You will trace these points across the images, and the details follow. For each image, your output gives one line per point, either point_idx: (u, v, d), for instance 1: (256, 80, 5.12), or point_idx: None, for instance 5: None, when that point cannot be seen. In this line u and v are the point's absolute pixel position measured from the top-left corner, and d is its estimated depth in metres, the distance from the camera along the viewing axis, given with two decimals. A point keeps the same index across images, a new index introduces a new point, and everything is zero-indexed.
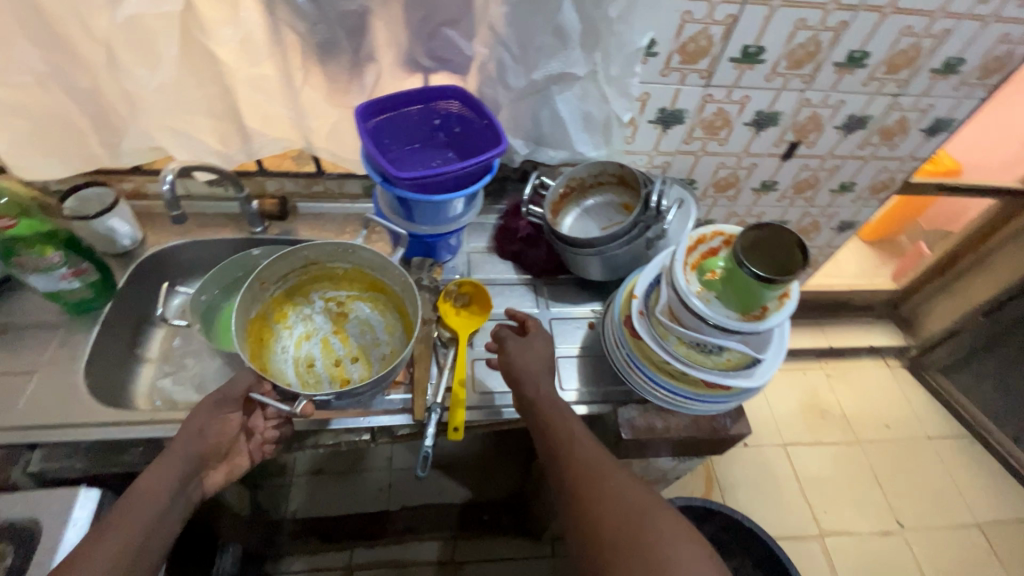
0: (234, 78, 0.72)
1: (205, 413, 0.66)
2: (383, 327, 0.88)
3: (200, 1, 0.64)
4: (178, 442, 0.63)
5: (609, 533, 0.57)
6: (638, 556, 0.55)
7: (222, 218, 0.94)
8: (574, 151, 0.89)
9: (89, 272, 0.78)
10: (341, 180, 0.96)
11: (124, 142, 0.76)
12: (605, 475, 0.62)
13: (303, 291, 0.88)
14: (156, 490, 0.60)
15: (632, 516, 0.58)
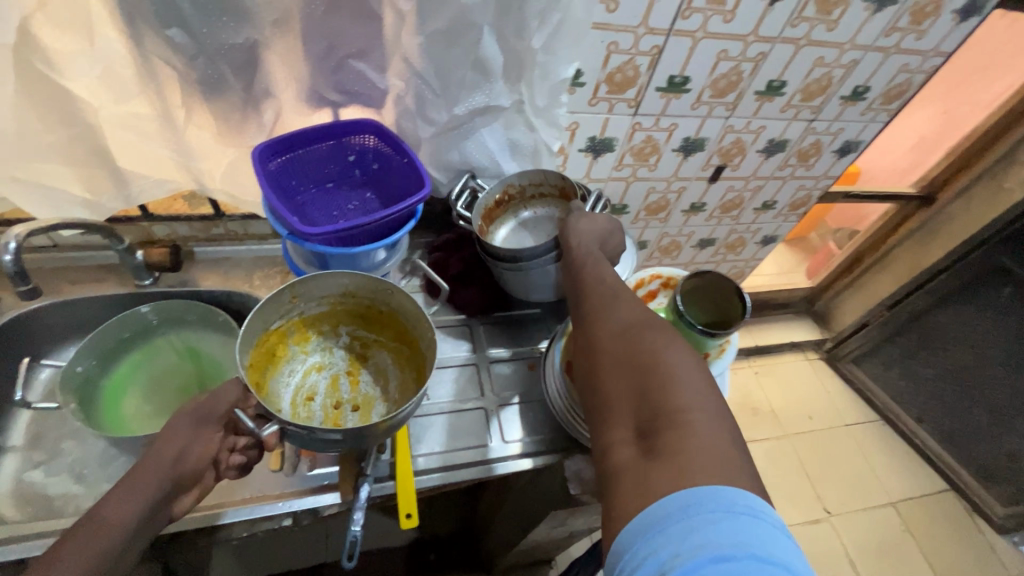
0: (98, 117, 0.61)
1: (180, 439, 0.53)
2: (377, 373, 0.76)
3: (43, 31, 0.53)
4: (140, 475, 0.50)
5: (616, 349, 0.53)
6: (638, 373, 0.51)
7: (102, 271, 0.81)
8: None
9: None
10: (245, 221, 0.86)
11: None
12: (612, 308, 0.58)
13: (334, 320, 0.76)
14: (93, 544, 0.46)
15: (642, 334, 0.53)
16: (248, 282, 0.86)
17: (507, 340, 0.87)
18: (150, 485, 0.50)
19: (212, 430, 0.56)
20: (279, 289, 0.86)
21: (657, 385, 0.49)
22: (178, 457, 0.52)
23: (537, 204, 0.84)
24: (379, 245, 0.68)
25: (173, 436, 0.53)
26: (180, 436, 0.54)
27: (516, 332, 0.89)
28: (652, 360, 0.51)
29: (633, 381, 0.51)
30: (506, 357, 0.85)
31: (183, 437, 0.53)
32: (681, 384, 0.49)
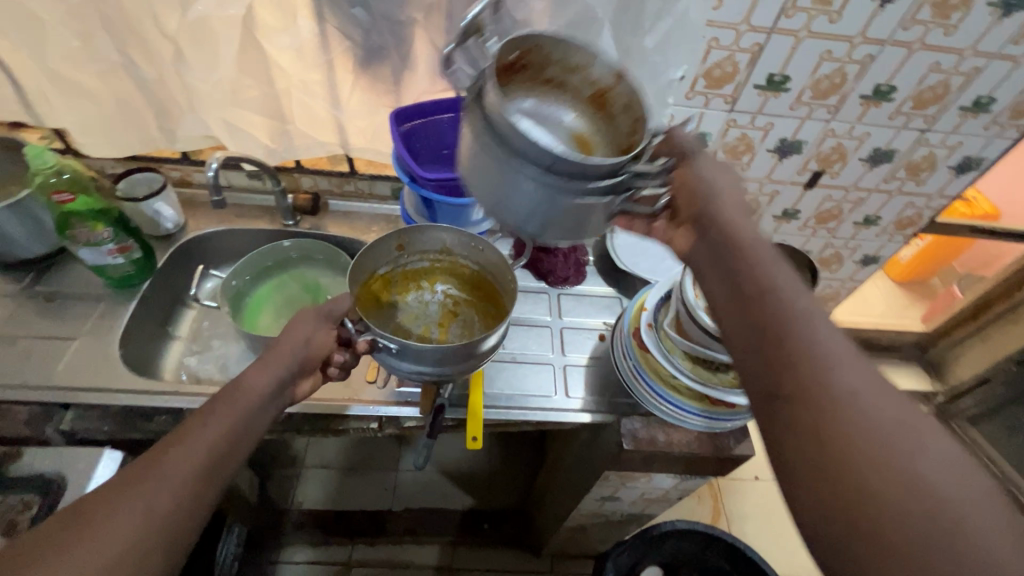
0: (284, 78, 0.78)
1: (303, 328, 0.67)
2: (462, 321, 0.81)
3: (262, 8, 0.70)
4: (268, 356, 0.63)
5: (823, 399, 0.39)
6: (910, 509, 0.34)
7: (258, 210, 0.99)
8: None
9: (134, 250, 0.83)
10: (371, 181, 1.01)
11: (180, 130, 0.85)
12: (849, 410, 0.38)
13: (433, 277, 0.85)
14: (243, 398, 0.58)
15: (851, 382, 0.39)
16: (368, 233, 1.00)
17: (581, 311, 0.94)
18: (277, 363, 0.63)
19: (329, 330, 0.69)
20: None
21: (900, 467, 0.35)
22: (304, 343, 0.66)
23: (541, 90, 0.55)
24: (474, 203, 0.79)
25: (298, 329, 0.67)
26: (304, 330, 0.67)
27: (591, 306, 0.96)
28: (885, 424, 0.37)
29: (857, 455, 0.37)
30: (578, 326, 0.92)
31: (301, 329, 0.67)
32: (925, 460, 0.35)
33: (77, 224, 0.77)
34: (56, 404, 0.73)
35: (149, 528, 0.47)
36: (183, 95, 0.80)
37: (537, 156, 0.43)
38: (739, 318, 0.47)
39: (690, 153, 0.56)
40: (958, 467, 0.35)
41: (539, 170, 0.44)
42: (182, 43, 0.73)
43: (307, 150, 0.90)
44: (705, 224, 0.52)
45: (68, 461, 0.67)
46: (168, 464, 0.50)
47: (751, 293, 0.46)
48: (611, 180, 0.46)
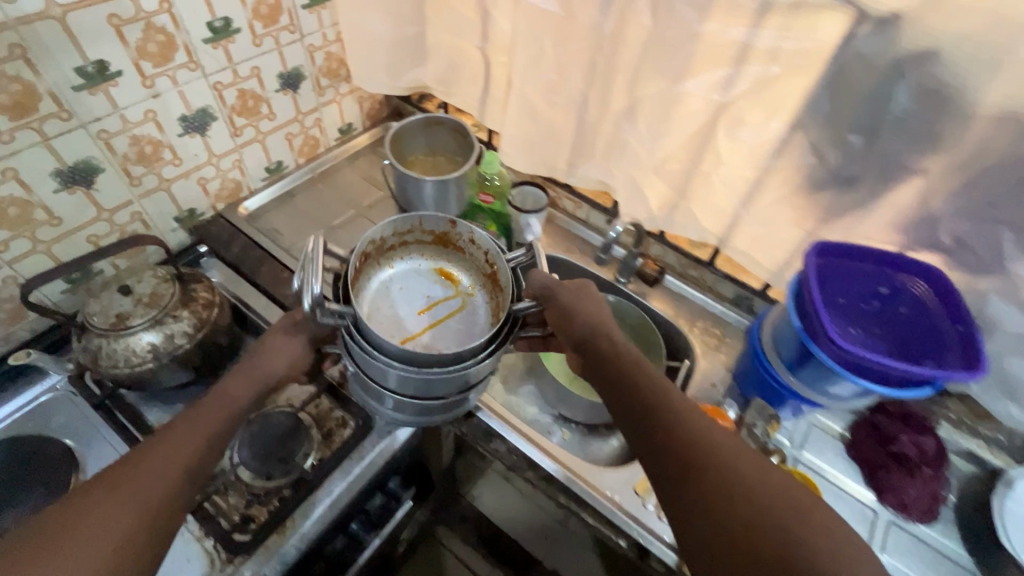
0: (716, 165, 0.75)
1: (290, 350, 0.64)
2: (431, 307, 0.75)
3: (744, 102, 0.66)
4: (236, 378, 0.61)
5: (665, 427, 0.55)
6: (751, 537, 0.47)
7: (599, 254, 1.01)
8: None
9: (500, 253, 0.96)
10: (720, 278, 0.92)
11: (586, 167, 0.91)
12: (700, 461, 0.52)
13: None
14: (208, 417, 0.57)
15: (683, 418, 0.56)
16: (688, 325, 0.93)
17: (912, 564, 0.71)
18: (255, 380, 0.62)
19: (297, 346, 0.65)
20: (709, 346, 0.91)
21: (771, 508, 0.49)
22: (286, 365, 0.63)
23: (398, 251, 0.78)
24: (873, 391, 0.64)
25: (276, 351, 0.64)
26: (281, 347, 0.64)
27: (925, 562, 0.72)
28: (749, 470, 0.52)
29: (734, 498, 0.50)
30: None
31: (271, 349, 0.64)
32: (776, 514, 0.48)
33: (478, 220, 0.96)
34: None
35: (134, 521, 0.48)
36: (608, 143, 0.84)
37: (384, 346, 0.59)
38: (614, 378, 0.61)
39: (555, 289, 0.65)
40: (789, 489, 0.51)
41: (392, 359, 0.59)
42: (642, 106, 0.75)
43: (684, 228, 0.86)
44: (585, 352, 0.64)
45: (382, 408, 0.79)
46: (151, 469, 0.52)
47: (629, 398, 0.59)
48: (497, 330, 0.63)
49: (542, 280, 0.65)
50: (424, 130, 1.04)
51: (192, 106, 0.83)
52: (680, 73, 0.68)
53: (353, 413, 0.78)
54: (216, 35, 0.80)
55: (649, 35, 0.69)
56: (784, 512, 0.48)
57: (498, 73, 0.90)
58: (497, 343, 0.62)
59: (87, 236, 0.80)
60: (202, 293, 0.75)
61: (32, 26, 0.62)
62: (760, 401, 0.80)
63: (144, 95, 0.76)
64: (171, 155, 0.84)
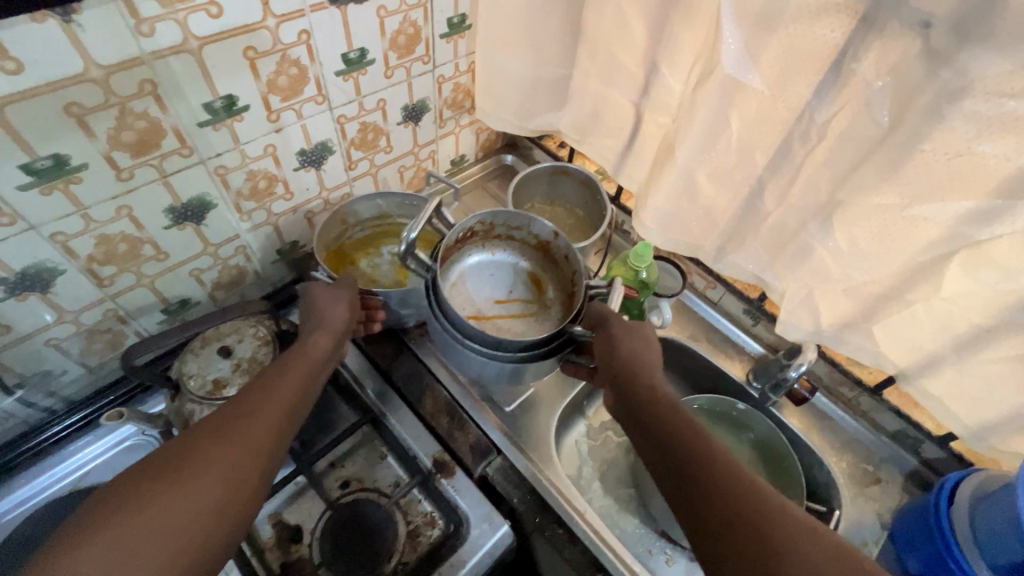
0: (927, 299, 0.60)
1: (341, 297, 0.67)
2: (506, 302, 0.77)
3: (1002, 243, 0.51)
4: (316, 337, 0.63)
5: (697, 466, 0.52)
6: None
7: (728, 347, 0.88)
8: None
9: None
10: (880, 408, 0.77)
11: (738, 256, 0.77)
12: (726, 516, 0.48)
13: (377, 240, 0.91)
14: (295, 374, 0.58)
15: (717, 456, 0.52)
16: (831, 455, 0.79)
17: None
18: (326, 330, 0.64)
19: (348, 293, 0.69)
20: (856, 487, 0.76)
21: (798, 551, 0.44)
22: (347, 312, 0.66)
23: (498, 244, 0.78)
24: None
25: (341, 299, 0.67)
26: (336, 297, 0.67)
27: None
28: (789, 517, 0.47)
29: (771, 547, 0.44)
30: None
31: (329, 301, 0.66)
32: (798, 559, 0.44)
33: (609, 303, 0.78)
34: (490, 445, 0.73)
35: (248, 460, 0.50)
36: (778, 238, 0.70)
37: (456, 323, 0.63)
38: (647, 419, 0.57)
39: (605, 319, 0.62)
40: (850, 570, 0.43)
41: (468, 338, 0.63)
42: (842, 214, 0.61)
43: (855, 351, 0.71)
44: (621, 395, 0.60)
45: (474, 511, 0.69)
46: (255, 411, 0.53)
47: (663, 443, 0.55)
48: (551, 341, 0.64)
49: (598, 309, 0.63)
50: (547, 178, 0.93)
51: (311, 141, 0.76)
52: (918, 192, 0.53)
53: (442, 512, 0.69)
54: (349, 68, 0.71)
55: (882, 137, 0.54)
56: None
57: (652, 134, 0.78)
58: (550, 353, 0.64)
59: (190, 270, 0.75)
60: None
61: (166, 61, 0.55)
62: None
63: (267, 130, 0.69)
64: (284, 189, 0.78)
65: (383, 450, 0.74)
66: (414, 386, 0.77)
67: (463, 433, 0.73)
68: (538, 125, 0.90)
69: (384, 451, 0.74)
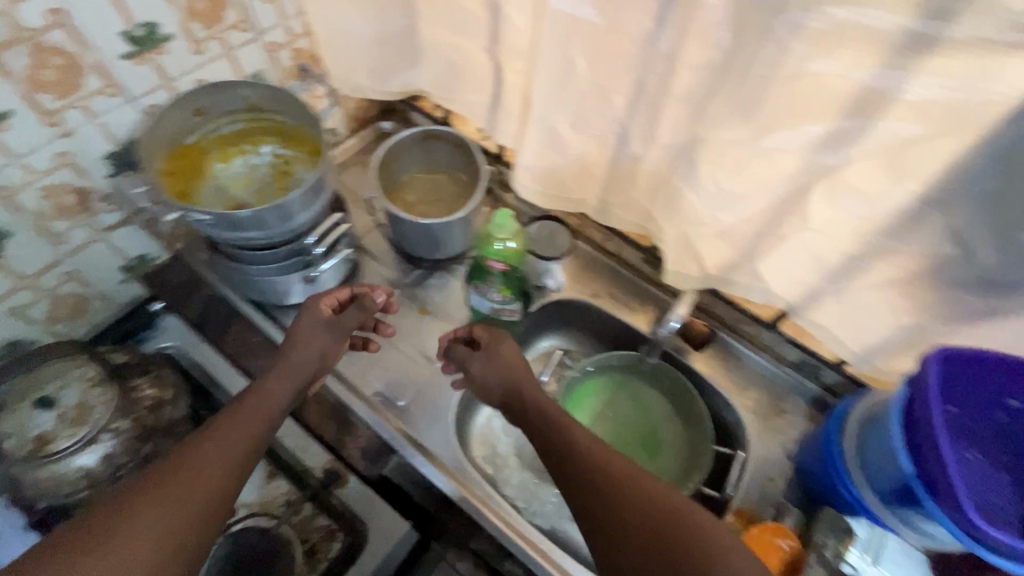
0: (798, 234, 0.56)
1: (320, 340, 0.62)
2: (247, 190, 0.72)
3: (860, 166, 0.47)
4: (279, 376, 0.59)
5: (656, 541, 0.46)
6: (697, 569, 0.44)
7: (633, 300, 0.84)
8: None
9: (513, 315, 0.79)
10: (781, 341, 0.76)
11: (622, 207, 0.72)
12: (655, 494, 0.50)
13: (255, 136, 0.74)
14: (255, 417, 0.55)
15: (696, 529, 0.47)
16: (739, 394, 0.78)
17: None
18: (292, 366, 0.60)
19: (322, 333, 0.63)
20: (763, 423, 0.75)
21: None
22: (319, 356, 0.62)
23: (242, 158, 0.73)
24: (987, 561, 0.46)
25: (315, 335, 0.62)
26: (313, 339, 0.62)
27: None
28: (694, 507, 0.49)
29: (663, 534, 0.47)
30: None
31: (308, 334, 0.62)
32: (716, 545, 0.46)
33: (492, 284, 0.74)
34: (385, 446, 0.69)
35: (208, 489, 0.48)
36: (651, 184, 0.65)
37: (226, 256, 0.70)
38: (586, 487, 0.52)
39: (466, 361, 0.66)
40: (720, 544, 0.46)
41: (238, 263, 0.71)
42: (705, 152, 0.55)
43: (745, 291, 0.69)
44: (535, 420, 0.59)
45: (373, 510, 0.65)
46: (214, 449, 0.51)
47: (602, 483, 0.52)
48: (297, 259, 0.71)
49: (457, 353, 0.67)
50: (420, 145, 0.85)
51: (119, 140, 0.65)
52: (769, 121, 0.48)
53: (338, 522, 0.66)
54: (138, 47, 0.60)
55: (726, 64, 0.49)
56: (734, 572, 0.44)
57: (514, 85, 0.70)
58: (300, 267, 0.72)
59: (8, 309, 0.66)
60: (147, 392, 0.61)
61: None
62: (831, 512, 0.64)
63: (50, 135, 0.58)
64: (102, 201, 0.67)
65: (271, 470, 0.70)
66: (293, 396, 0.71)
67: None
68: (399, 86, 0.81)
69: (270, 470, 0.70)
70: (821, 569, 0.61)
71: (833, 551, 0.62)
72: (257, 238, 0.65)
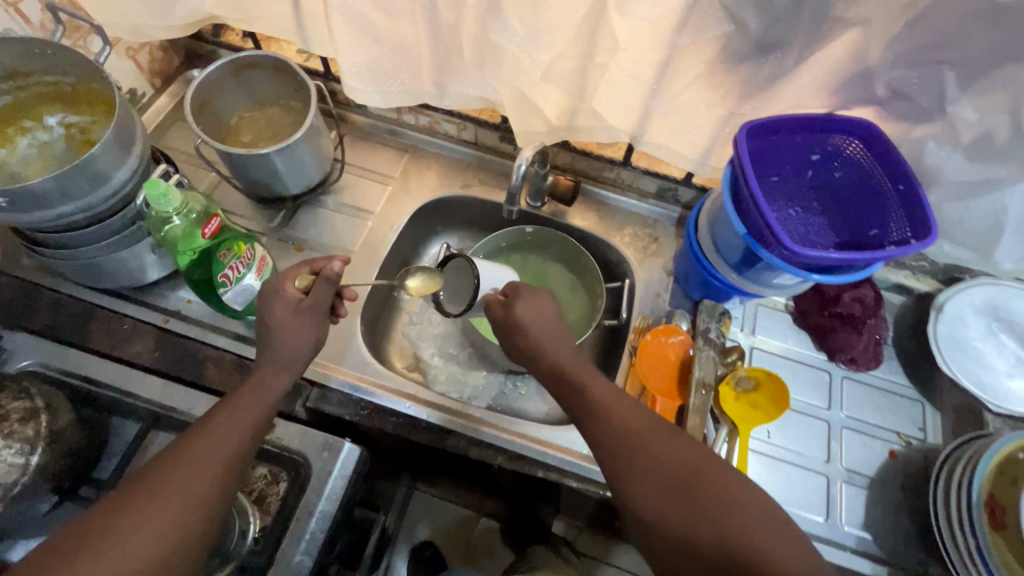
0: (611, 55, 0.60)
1: (307, 329, 0.59)
2: (41, 168, 0.63)
3: None
4: (268, 366, 0.57)
5: (709, 515, 0.47)
6: (685, 498, 0.48)
7: (503, 179, 0.87)
8: (983, 258, 0.65)
9: (268, 262, 0.67)
10: (639, 175, 0.82)
11: (458, 86, 0.71)
12: (625, 424, 0.54)
13: (34, 108, 0.65)
14: (247, 408, 0.54)
15: (751, 512, 0.47)
16: (617, 234, 0.84)
17: (869, 411, 0.74)
18: (281, 360, 0.58)
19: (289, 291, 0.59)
20: (643, 251, 0.83)
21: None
22: (311, 344, 0.59)
23: (28, 136, 0.64)
24: (811, 280, 0.56)
25: (283, 326, 0.58)
26: (286, 317, 0.58)
27: (877, 407, 0.75)
28: (665, 441, 0.52)
29: (640, 478, 0.51)
30: (863, 429, 0.73)
31: (285, 326, 0.58)
32: (682, 466, 0.50)
33: (224, 255, 0.61)
34: (302, 381, 0.70)
35: (193, 481, 0.48)
36: (475, 48, 0.65)
37: (52, 246, 0.64)
38: (630, 450, 0.52)
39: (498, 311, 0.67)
40: (687, 461, 0.50)
41: (66, 250, 0.64)
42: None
43: (591, 136, 0.73)
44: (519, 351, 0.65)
45: (309, 443, 0.66)
46: (192, 450, 0.50)
47: (594, 439, 0.55)
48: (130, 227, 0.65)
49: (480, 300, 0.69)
50: (235, 79, 0.78)
51: None
52: None
53: (280, 464, 0.66)
54: None
55: None
56: (690, 488, 0.49)
57: None
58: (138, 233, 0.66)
59: None
60: (13, 406, 0.56)
61: None
62: (710, 303, 0.74)
63: None
64: None
65: None
66: (192, 365, 0.68)
67: None
68: (183, 17, 0.73)
69: None
70: (710, 349, 0.71)
71: (717, 330, 0.72)
72: (76, 211, 0.59)
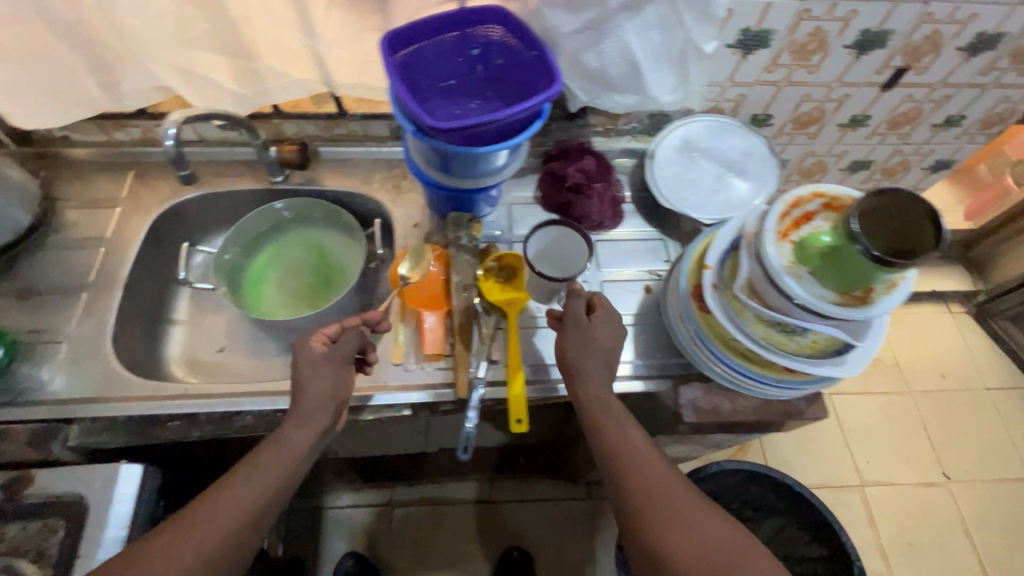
0: (239, 4, 0.62)
1: (322, 377, 0.61)
2: None
3: None
4: (298, 421, 0.59)
5: (678, 521, 0.55)
6: (658, 503, 0.56)
7: (239, 166, 0.86)
8: (646, 97, 0.75)
9: None
10: (365, 121, 0.84)
11: (125, 82, 0.69)
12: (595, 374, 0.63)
13: None
14: (275, 464, 0.57)
15: (684, 512, 0.55)
16: (365, 183, 0.87)
17: (622, 261, 0.83)
18: (313, 410, 0.59)
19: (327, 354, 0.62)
20: (393, 191, 0.86)
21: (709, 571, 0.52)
22: (331, 390, 0.61)
23: None
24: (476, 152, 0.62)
25: (316, 377, 0.61)
26: (324, 375, 0.61)
27: (628, 255, 0.84)
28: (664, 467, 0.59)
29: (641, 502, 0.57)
30: (620, 277, 0.81)
31: (317, 377, 0.61)
32: (663, 478, 0.58)
33: None
34: (56, 422, 0.65)
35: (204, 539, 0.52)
36: (115, 39, 0.64)
37: None
38: (637, 468, 0.58)
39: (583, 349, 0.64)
40: (664, 481, 0.57)
41: None
42: None
43: (285, 96, 0.74)
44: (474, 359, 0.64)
45: (83, 478, 0.62)
46: (198, 517, 0.53)
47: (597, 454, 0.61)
48: None
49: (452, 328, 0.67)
50: None
51: None
52: None
53: (55, 513, 0.61)
54: None
55: None
56: (667, 501, 0.56)
57: None
58: None
59: None
60: None
61: None
62: (455, 213, 0.79)
63: None
64: None
65: None
66: None
67: (10, 440, 0.64)
68: None
69: None
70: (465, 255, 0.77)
71: (465, 235, 0.78)
72: None
